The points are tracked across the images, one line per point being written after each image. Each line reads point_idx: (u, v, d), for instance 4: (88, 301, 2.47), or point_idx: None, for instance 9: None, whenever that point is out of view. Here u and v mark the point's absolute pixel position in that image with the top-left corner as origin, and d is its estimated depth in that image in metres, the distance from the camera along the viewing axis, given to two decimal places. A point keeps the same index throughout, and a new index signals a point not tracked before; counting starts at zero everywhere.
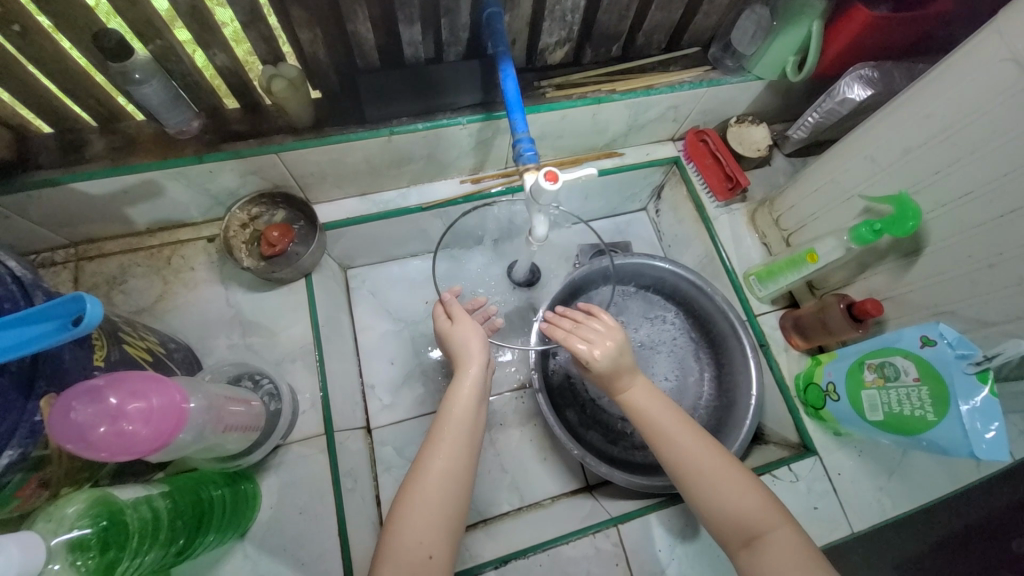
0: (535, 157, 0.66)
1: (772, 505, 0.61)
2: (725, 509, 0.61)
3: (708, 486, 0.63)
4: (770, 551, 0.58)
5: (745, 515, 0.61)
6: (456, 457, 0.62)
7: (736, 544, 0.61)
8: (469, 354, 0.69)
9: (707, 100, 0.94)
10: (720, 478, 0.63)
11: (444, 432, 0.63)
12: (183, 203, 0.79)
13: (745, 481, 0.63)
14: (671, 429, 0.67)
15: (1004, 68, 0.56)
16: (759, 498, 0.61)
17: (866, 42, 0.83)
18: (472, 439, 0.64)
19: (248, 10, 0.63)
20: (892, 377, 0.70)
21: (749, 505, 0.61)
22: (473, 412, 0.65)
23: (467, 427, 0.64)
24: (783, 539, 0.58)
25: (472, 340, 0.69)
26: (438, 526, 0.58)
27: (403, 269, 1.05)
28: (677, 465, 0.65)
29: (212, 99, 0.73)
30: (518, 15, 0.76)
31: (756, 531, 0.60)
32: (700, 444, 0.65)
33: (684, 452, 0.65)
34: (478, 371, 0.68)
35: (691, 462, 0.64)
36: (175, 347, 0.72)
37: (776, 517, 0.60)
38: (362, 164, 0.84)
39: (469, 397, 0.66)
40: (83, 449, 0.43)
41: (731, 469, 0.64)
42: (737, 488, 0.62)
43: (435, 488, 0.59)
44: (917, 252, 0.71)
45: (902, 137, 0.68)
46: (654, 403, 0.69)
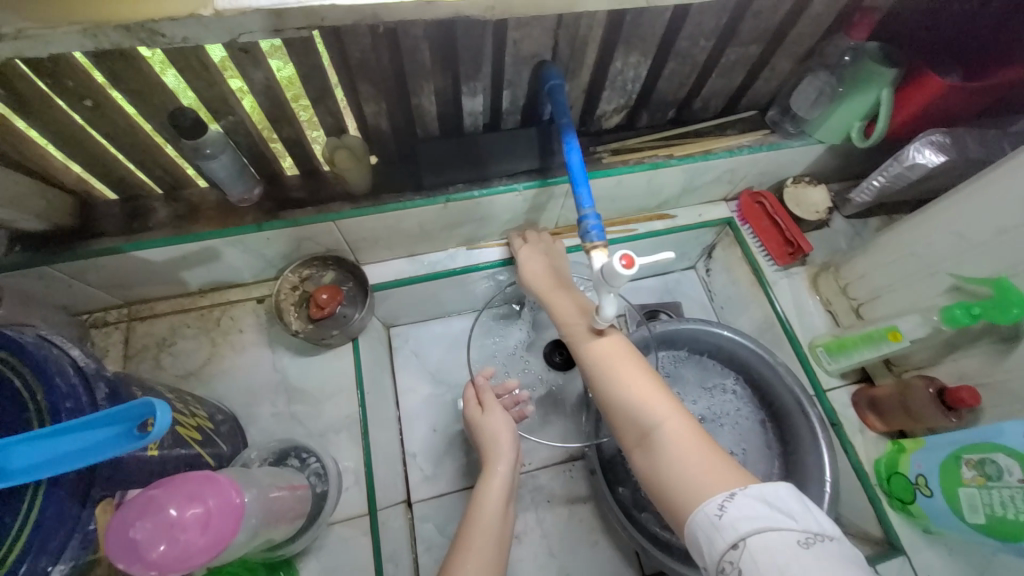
0: (602, 235, 0.63)
1: (666, 395, 0.57)
2: (621, 401, 0.58)
3: (606, 378, 0.60)
4: (660, 444, 0.54)
5: (639, 405, 0.57)
6: (485, 568, 0.59)
7: (632, 440, 0.57)
8: (497, 449, 0.72)
9: (765, 163, 0.92)
10: (619, 368, 0.60)
11: (472, 538, 0.62)
12: (237, 266, 0.79)
13: (646, 376, 0.59)
14: (583, 330, 0.66)
15: None
16: (652, 390, 0.58)
17: (939, 108, 0.80)
18: (500, 542, 0.63)
19: (319, 88, 0.64)
20: (995, 476, 0.63)
21: (643, 395, 0.57)
22: (498, 515, 0.65)
23: (495, 532, 0.63)
24: (672, 434, 0.54)
25: (501, 437, 0.72)
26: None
27: (446, 328, 1.02)
28: (584, 361, 0.64)
29: (274, 167, 0.73)
30: (577, 85, 0.76)
31: (648, 426, 0.56)
32: (605, 340, 0.63)
33: (588, 346, 0.64)
34: (506, 468, 0.70)
35: (595, 362, 0.62)
36: (222, 418, 0.70)
37: (668, 410, 0.56)
38: (415, 228, 0.83)
39: (497, 500, 0.66)
40: (138, 569, 0.40)
41: (632, 362, 0.61)
42: (629, 379, 0.59)
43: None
44: (1019, 338, 0.65)
45: (995, 215, 0.64)
46: (573, 311, 0.70)
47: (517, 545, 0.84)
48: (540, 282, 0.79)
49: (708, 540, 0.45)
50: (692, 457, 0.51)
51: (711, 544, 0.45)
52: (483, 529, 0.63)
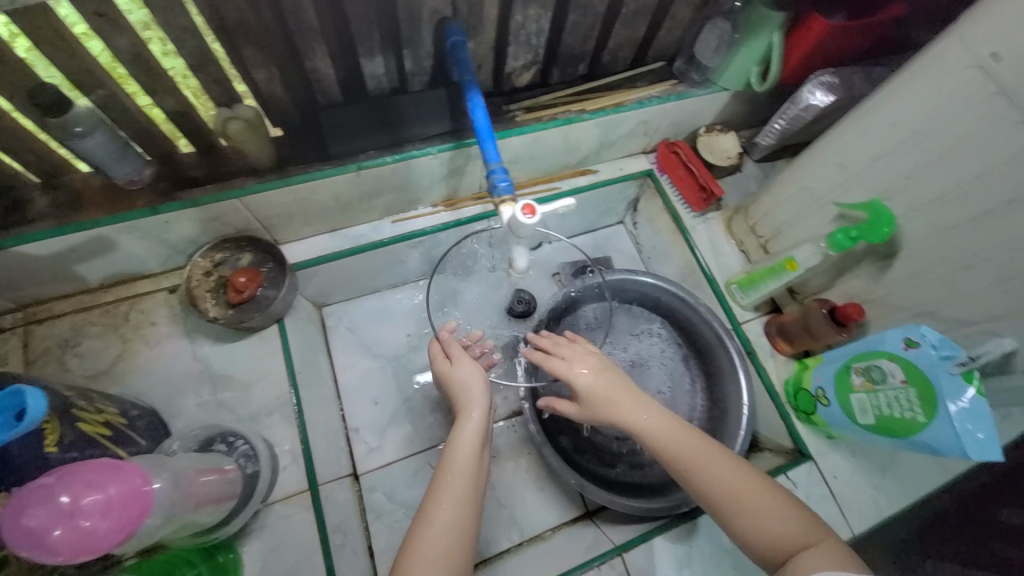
0: (509, 187, 0.63)
1: (800, 510, 0.58)
2: (757, 524, 0.57)
3: (733, 500, 0.59)
4: (812, 562, 0.53)
5: (777, 523, 0.57)
6: (460, 508, 0.59)
7: (776, 561, 0.56)
8: (469, 400, 0.68)
9: (675, 113, 0.95)
10: (744, 487, 0.59)
11: (445, 480, 0.61)
12: (139, 255, 0.74)
13: (770, 490, 0.59)
14: (684, 450, 0.62)
15: (970, 74, 0.57)
16: (785, 505, 0.58)
17: (825, 49, 0.85)
18: (475, 483, 0.62)
19: (197, 54, 0.59)
20: (880, 380, 0.71)
21: (778, 514, 0.57)
22: (474, 459, 0.63)
23: (470, 473, 0.62)
24: (824, 552, 0.54)
25: (473, 383, 0.69)
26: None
27: (381, 303, 1.01)
28: (696, 482, 0.61)
29: (164, 145, 0.69)
30: (481, 41, 0.74)
31: (794, 547, 0.55)
32: (721, 460, 0.61)
33: (705, 470, 0.61)
34: (480, 414, 0.66)
35: (717, 484, 0.60)
36: (138, 413, 0.68)
37: (807, 524, 0.56)
38: (331, 201, 0.80)
39: (470, 445, 0.64)
40: (41, 554, 0.39)
41: (753, 480, 0.60)
42: (762, 498, 0.58)
43: (442, 542, 0.56)
44: (892, 256, 0.72)
45: (869, 145, 0.69)
46: (657, 420, 0.65)
47: None
48: (604, 384, 0.67)
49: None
50: (846, 572, 0.51)
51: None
52: (455, 471, 0.61)
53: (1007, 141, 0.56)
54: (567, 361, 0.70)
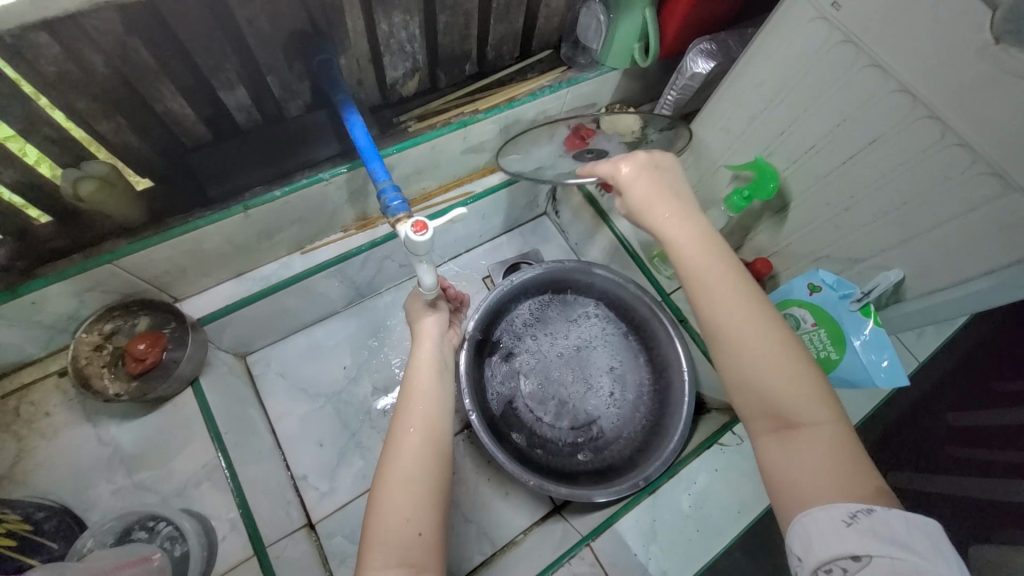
0: (403, 205, 0.61)
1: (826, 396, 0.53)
2: (764, 390, 0.55)
3: (748, 354, 0.56)
4: (804, 442, 0.51)
5: (787, 392, 0.53)
6: (427, 430, 0.62)
7: (766, 430, 0.55)
8: (423, 334, 0.73)
9: (571, 99, 0.95)
10: (766, 349, 0.55)
11: (410, 407, 0.64)
12: (13, 344, 0.67)
13: (798, 362, 0.55)
14: (716, 284, 0.59)
15: (816, 26, 0.60)
16: (806, 379, 0.54)
17: (695, 18, 0.87)
18: (439, 404, 0.65)
19: (22, 115, 0.53)
20: (795, 326, 0.74)
21: (797, 389, 0.53)
22: (435, 380, 0.68)
23: (431, 396, 0.65)
24: (825, 433, 0.51)
25: (426, 318, 0.74)
26: (422, 493, 0.57)
27: (310, 339, 0.97)
28: (717, 327, 0.58)
29: (14, 220, 0.61)
30: (354, 56, 0.71)
31: (795, 419, 0.53)
32: (756, 312, 0.57)
33: (727, 310, 0.58)
34: (433, 346, 0.71)
35: (736, 326, 0.57)
36: (46, 516, 0.64)
37: (824, 410, 0.53)
38: (226, 246, 0.75)
39: (428, 372, 0.68)
40: None
41: (785, 347, 0.56)
42: (784, 370, 0.54)
43: (413, 462, 0.58)
44: (786, 208, 0.76)
45: (746, 106, 0.72)
46: (698, 251, 0.61)
47: None
48: (643, 191, 0.64)
49: (824, 539, 0.45)
50: (834, 463, 0.49)
51: (827, 544, 0.44)
52: (420, 393, 0.65)
53: (858, 85, 0.59)
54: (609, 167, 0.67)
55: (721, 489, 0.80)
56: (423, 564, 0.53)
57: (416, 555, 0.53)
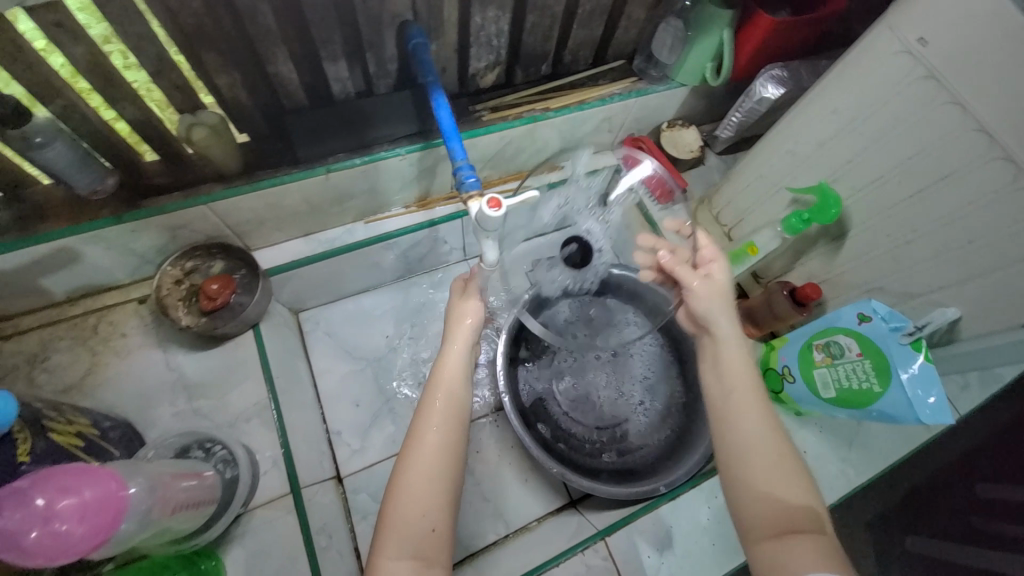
0: (476, 183, 0.65)
1: (820, 513, 0.55)
2: (764, 497, 0.56)
3: (756, 457, 0.58)
4: (801, 546, 0.51)
5: (789, 500, 0.55)
6: (449, 428, 0.61)
7: (761, 533, 0.54)
8: (456, 326, 0.68)
9: (638, 109, 0.98)
10: (777, 456, 0.58)
11: (435, 403, 0.62)
12: (106, 266, 0.73)
13: (799, 477, 0.57)
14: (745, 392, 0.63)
15: (898, 60, 0.61)
16: (805, 496, 0.56)
17: (771, 45, 0.89)
18: (460, 407, 0.63)
19: (157, 61, 0.60)
20: (838, 354, 0.74)
21: (796, 498, 0.55)
22: (462, 381, 0.65)
23: (455, 397, 0.63)
24: (819, 543, 0.51)
25: (464, 320, 0.68)
26: (441, 494, 0.57)
27: (358, 305, 1.02)
28: (732, 426, 0.61)
29: (128, 154, 0.68)
30: (444, 44, 0.76)
31: (795, 526, 0.53)
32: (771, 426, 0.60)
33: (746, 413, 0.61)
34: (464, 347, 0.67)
35: (751, 430, 0.60)
36: (111, 425, 0.67)
37: (820, 525, 0.53)
38: (302, 205, 0.81)
39: (455, 371, 0.65)
40: (19, 557, 0.40)
41: (790, 465, 0.58)
42: (784, 478, 0.56)
43: (433, 460, 0.58)
44: (843, 236, 0.77)
45: (816, 131, 0.73)
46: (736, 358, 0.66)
47: None
48: (706, 303, 0.69)
49: None
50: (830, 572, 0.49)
51: None
52: (447, 395, 0.63)
53: (935, 122, 0.60)
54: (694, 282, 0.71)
55: None
56: (433, 560, 0.54)
57: (428, 550, 0.54)
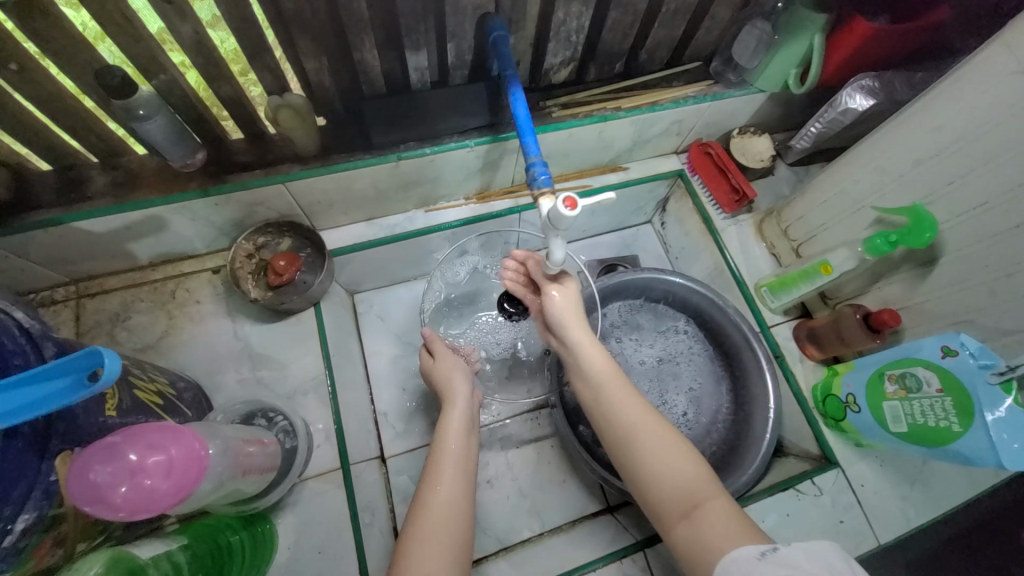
0: (549, 180, 0.64)
1: (712, 473, 0.57)
2: (660, 479, 0.57)
3: (644, 449, 0.60)
4: (708, 519, 0.52)
5: (680, 479, 0.56)
6: (455, 482, 0.62)
7: (673, 519, 0.55)
8: (453, 390, 0.73)
9: (711, 113, 0.95)
10: (654, 437, 0.60)
11: (439, 459, 0.64)
12: (188, 236, 0.78)
13: (681, 446, 0.59)
14: (615, 391, 0.64)
15: (1017, 79, 0.56)
16: (695, 465, 0.57)
17: (867, 53, 0.84)
18: (467, 464, 0.65)
19: (254, 42, 0.62)
20: (915, 388, 0.70)
21: (685, 471, 0.57)
22: (462, 441, 0.67)
23: (460, 453, 0.65)
24: (718, 507, 0.53)
25: (453, 376, 0.74)
26: (456, 555, 0.56)
27: (410, 292, 1.03)
28: (618, 428, 0.62)
29: (217, 130, 0.72)
30: (522, 37, 0.76)
31: (694, 501, 0.54)
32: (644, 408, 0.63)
33: (621, 410, 0.63)
34: (463, 403, 0.71)
35: (626, 424, 0.62)
36: (184, 386, 0.71)
37: (714, 486, 0.55)
38: (370, 190, 0.83)
39: (457, 428, 0.68)
40: (102, 509, 0.42)
41: (671, 439, 0.60)
42: (680, 460, 0.58)
43: (445, 513, 0.58)
44: (932, 262, 0.72)
45: (913, 148, 0.69)
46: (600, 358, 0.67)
47: (487, 489, 0.89)
48: (564, 307, 0.70)
49: None
50: (740, 534, 0.50)
51: None
52: (449, 455, 0.64)
53: None
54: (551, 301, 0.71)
55: (786, 534, 0.78)
56: None
57: None
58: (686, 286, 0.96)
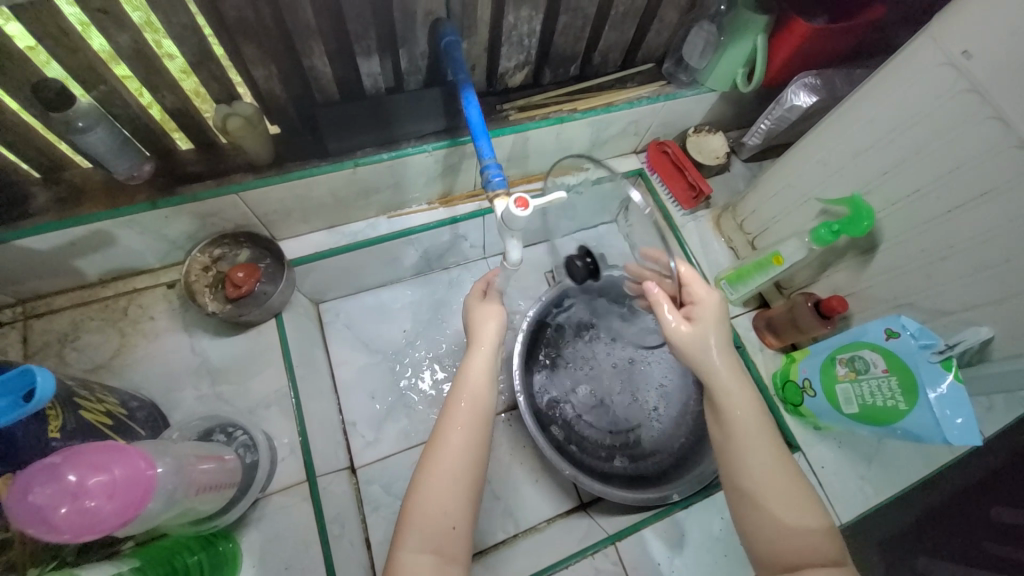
0: (503, 182, 0.65)
1: (836, 542, 0.56)
2: (786, 531, 0.56)
3: (770, 501, 0.58)
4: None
5: (799, 538, 0.56)
6: (473, 428, 0.61)
7: (776, 565, 0.56)
8: (481, 333, 0.69)
9: (666, 113, 0.97)
10: (785, 492, 0.58)
11: (460, 404, 0.62)
12: (138, 250, 0.75)
13: (812, 508, 0.58)
14: (749, 435, 0.62)
15: (940, 72, 0.59)
16: (821, 529, 0.57)
17: (807, 52, 0.87)
18: (485, 413, 0.62)
19: (198, 50, 0.61)
20: (863, 370, 0.72)
21: (809, 531, 0.56)
22: (486, 393, 0.64)
23: (486, 395, 0.63)
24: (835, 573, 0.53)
25: (488, 321, 0.70)
26: (462, 498, 0.57)
27: (377, 299, 1.03)
28: (744, 472, 0.60)
29: (165, 142, 0.70)
30: (475, 42, 0.76)
31: (808, 559, 0.55)
32: (779, 460, 0.60)
33: (755, 458, 0.60)
34: (489, 351, 0.67)
35: (757, 472, 0.60)
36: (138, 405, 0.68)
37: (834, 553, 0.55)
38: (328, 198, 0.82)
39: (480, 375, 0.65)
40: (45, 532, 0.40)
41: (802, 496, 0.59)
42: (807, 520, 0.57)
43: (458, 463, 0.58)
44: (873, 249, 0.75)
45: (851, 142, 0.72)
46: (740, 400, 0.64)
47: None
48: (704, 349, 0.67)
49: None
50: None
51: None
52: (472, 405, 0.62)
53: (976, 136, 0.58)
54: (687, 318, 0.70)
55: None
56: (450, 558, 0.55)
57: (446, 549, 0.55)
58: None
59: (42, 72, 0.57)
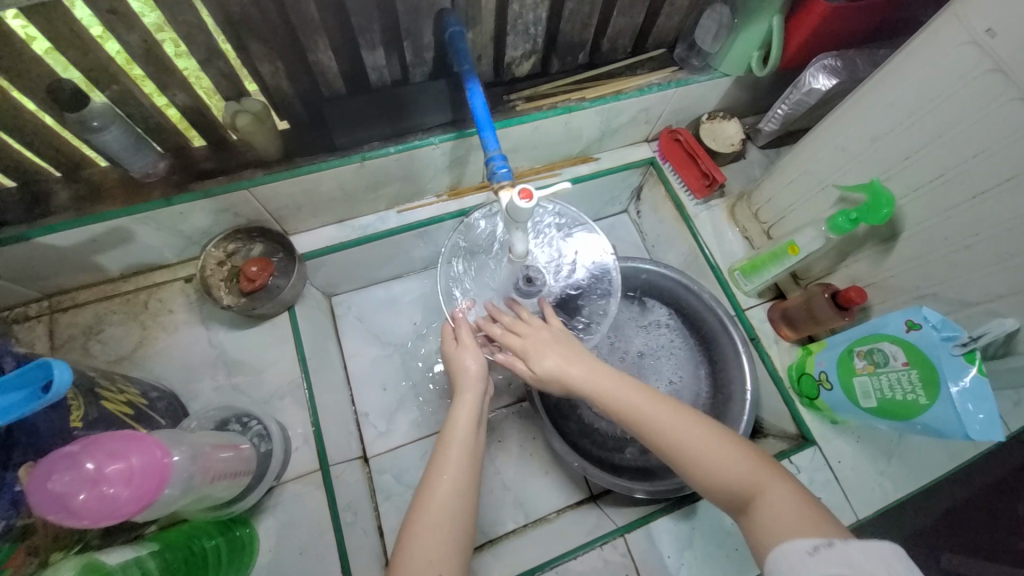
0: (508, 173, 0.65)
1: (762, 459, 0.56)
2: (717, 481, 0.56)
3: (689, 453, 0.58)
4: (766, 507, 0.52)
5: (730, 475, 0.55)
6: (461, 478, 0.60)
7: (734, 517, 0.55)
8: (467, 378, 0.69)
9: (678, 100, 0.95)
10: (698, 441, 0.58)
11: (447, 452, 0.62)
12: (157, 246, 0.78)
13: (731, 445, 0.58)
14: (634, 404, 0.62)
15: (965, 50, 0.56)
16: (742, 454, 0.57)
17: (826, 33, 0.84)
18: (474, 457, 0.63)
19: (204, 48, 0.62)
20: (882, 363, 0.70)
21: (732, 466, 0.56)
22: (473, 436, 0.64)
23: (468, 446, 0.63)
24: (774, 495, 0.53)
25: (472, 362, 0.70)
26: (449, 551, 0.55)
27: (388, 291, 1.04)
28: (654, 441, 0.60)
29: (177, 139, 0.72)
30: (481, 31, 0.75)
31: (748, 494, 0.54)
32: (675, 413, 0.61)
33: (657, 422, 0.60)
34: (474, 396, 0.67)
35: (663, 434, 0.59)
36: (158, 395, 0.71)
37: (763, 471, 0.55)
38: (337, 192, 0.83)
39: (468, 419, 0.65)
40: (66, 518, 0.42)
41: (718, 439, 0.58)
42: (726, 457, 0.57)
43: (444, 514, 0.57)
44: (894, 237, 0.73)
45: (870, 127, 0.69)
46: (607, 378, 0.65)
47: None
48: (564, 345, 0.69)
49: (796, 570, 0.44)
50: (803, 518, 0.50)
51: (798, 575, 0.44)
52: (455, 443, 0.62)
53: (1005, 118, 0.55)
54: (522, 335, 0.71)
55: None
56: None
57: None
58: (659, 273, 0.97)
59: (58, 74, 0.59)
